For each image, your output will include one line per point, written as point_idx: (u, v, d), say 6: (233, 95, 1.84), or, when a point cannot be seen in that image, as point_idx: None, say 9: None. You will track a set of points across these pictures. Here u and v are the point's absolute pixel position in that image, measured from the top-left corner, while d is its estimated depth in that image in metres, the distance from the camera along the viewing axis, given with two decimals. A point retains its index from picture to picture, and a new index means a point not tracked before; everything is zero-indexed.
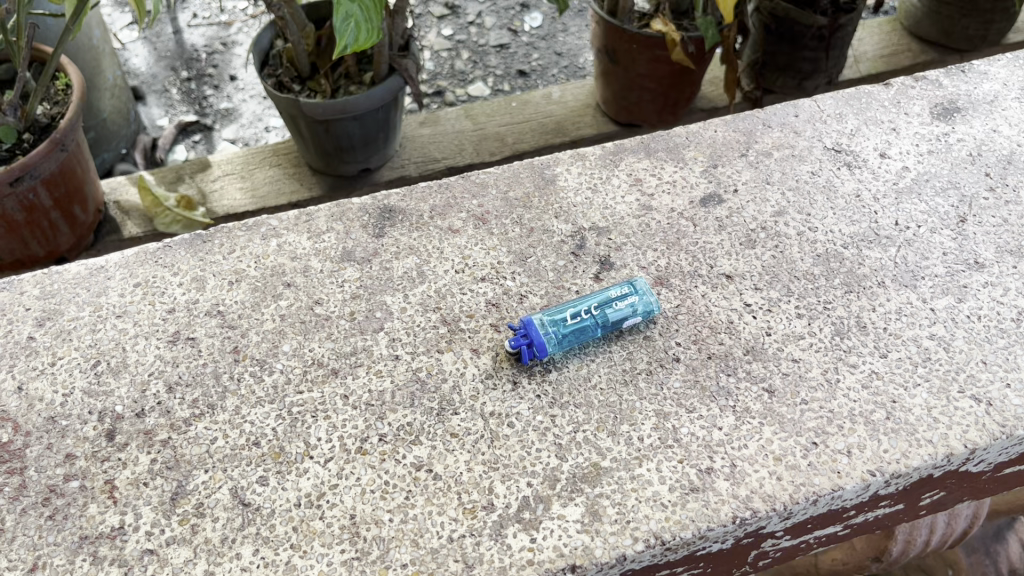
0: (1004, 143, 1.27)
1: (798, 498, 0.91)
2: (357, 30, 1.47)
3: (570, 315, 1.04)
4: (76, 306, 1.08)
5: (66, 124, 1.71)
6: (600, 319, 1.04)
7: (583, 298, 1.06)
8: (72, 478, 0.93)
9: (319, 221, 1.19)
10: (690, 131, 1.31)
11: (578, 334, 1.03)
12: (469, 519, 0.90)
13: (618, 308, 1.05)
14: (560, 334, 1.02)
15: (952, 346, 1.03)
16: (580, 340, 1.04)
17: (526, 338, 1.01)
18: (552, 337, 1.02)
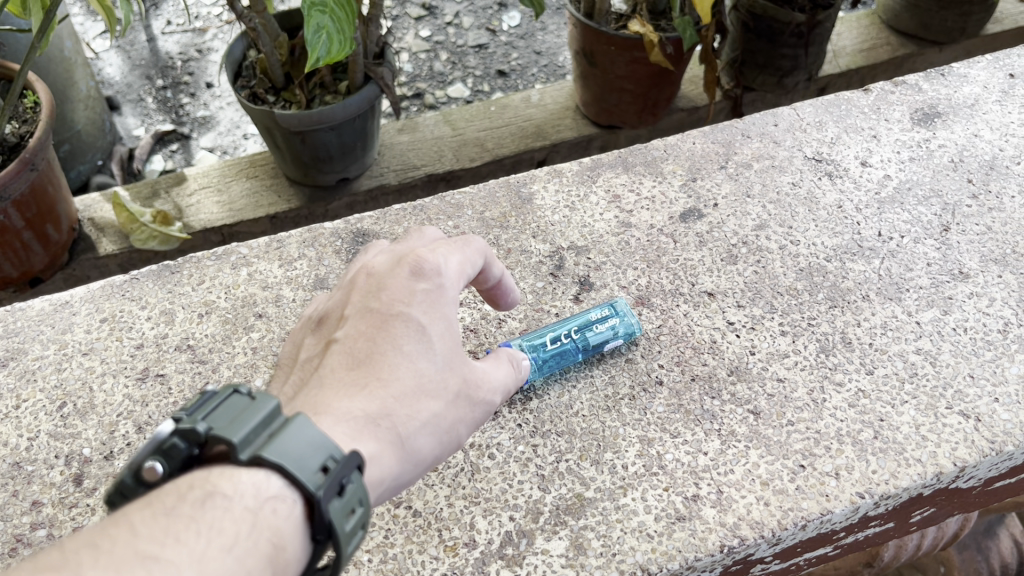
0: (985, 148, 1.26)
1: (786, 524, 0.89)
2: (329, 42, 1.43)
3: (550, 339, 1.01)
4: (40, 344, 1.05)
5: (36, 143, 1.66)
6: (581, 343, 1.01)
7: (562, 321, 1.04)
8: (39, 527, 0.89)
9: (290, 248, 1.16)
10: (667, 144, 1.29)
11: (557, 360, 1.01)
12: (450, 557, 0.88)
13: (600, 333, 1.02)
14: (540, 360, 1.00)
15: (939, 360, 1.02)
16: (561, 365, 1.01)
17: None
18: (531, 364, 0.99)
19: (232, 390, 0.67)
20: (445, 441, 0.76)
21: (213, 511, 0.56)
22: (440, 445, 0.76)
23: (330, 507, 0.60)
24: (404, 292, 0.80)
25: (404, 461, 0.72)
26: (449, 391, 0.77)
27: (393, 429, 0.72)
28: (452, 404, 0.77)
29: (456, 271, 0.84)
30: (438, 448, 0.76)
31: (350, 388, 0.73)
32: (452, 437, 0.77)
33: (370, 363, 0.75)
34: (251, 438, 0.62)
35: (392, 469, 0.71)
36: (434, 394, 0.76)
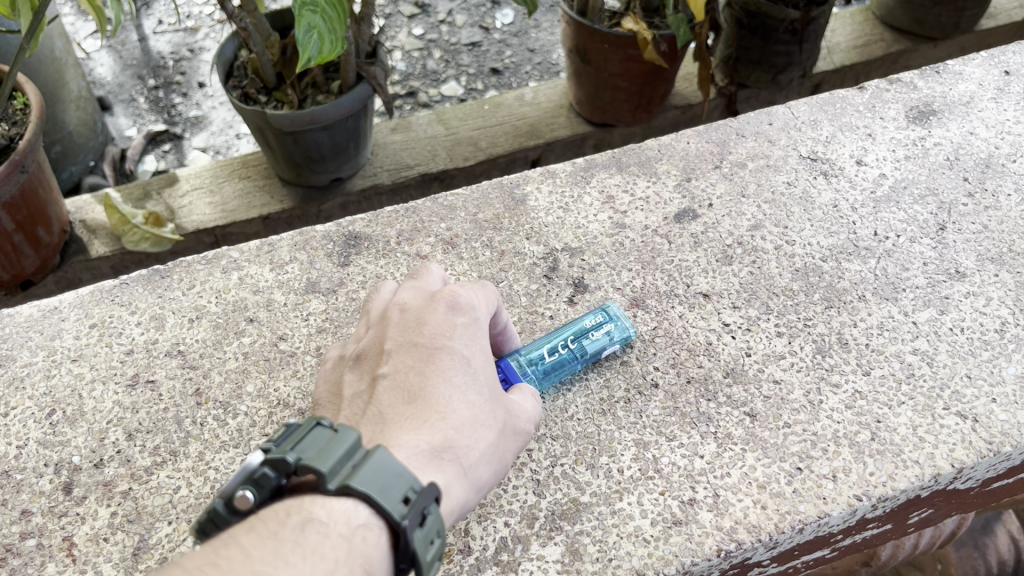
0: (981, 146, 1.25)
1: (783, 527, 0.88)
2: (320, 41, 1.42)
3: (547, 350, 0.99)
4: (29, 351, 1.04)
5: (25, 145, 1.64)
6: (578, 351, 1.00)
7: (556, 330, 1.02)
8: (28, 536, 0.88)
9: (282, 252, 1.15)
10: (661, 144, 1.28)
11: (556, 371, 0.99)
12: (445, 564, 0.87)
13: (596, 340, 1.00)
14: (540, 372, 0.98)
15: (936, 361, 1.01)
16: (559, 376, 0.99)
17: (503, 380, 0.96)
18: (532, 378, 0.97)
19: (314, 422, 0.73)
20: (499, 466, 0.83)
21: (311, 535, 0.63)
22: (494, 469, 0.83)
23: (413, 537, 0.66)
24: (446, 328, 0.87)
25: (468, 487, 0.79)
26: (498, 420, 0.84)
27: (456, 455, 0.79)
28: (502, 431, 0.84)
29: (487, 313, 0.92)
30: (493, 474, 0.82)
31: (413, 423, 0.79)
32: (503, 461, 0.84)
33: (425, 397, 0.82)
34: (337, 469, 0.68)
35: (456, 498, 0.78)
36: (488, 423, 0.83)
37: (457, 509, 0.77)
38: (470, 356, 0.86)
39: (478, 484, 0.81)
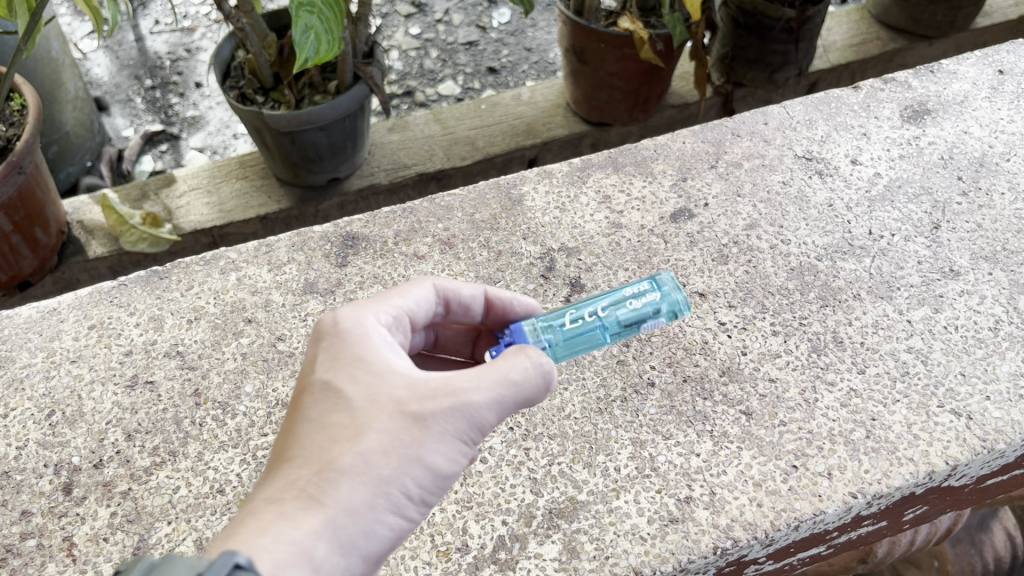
0: (975, 145, 1.26)
1: (779, 525, 0.89)
2: (317, 42, 1.42)
3: (570, 316, 0.87)
4: (28, 352, 1.05)
5: (22, 146, 1.64)
6: (611, 321, 0.86)
7: (594, 298, 0.89)
8: (29, 537, 0.89)
9: (279, 252, 1.15)
10: (658, 144, 1.29)
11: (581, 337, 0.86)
12: (443, 562, 0.88)
13: (635, 314, 0.86)
14: (557, 340, 0.85)
15: (930, 359, 1.02)
16: (587, 346, 0.86)
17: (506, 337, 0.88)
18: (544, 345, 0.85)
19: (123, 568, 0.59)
20: (387, 479, 0.66)
21: None
22: (378, 484, 0.66)
23: None
24: (310, 366, 0.76)
25: (331, 519, 0.63)
26: (377, 425, 0.68)
27: (305, 496, 0.64)
28: (384, 438, 0.68)
29: (389, 306, 0.82)
30: (378, 492, 0.66)
31: (265, 480, 0.68)
32: (395, 470, 0.67)
33: (283, 447, 0.70)
34: None
35: (322, 531, 0.63)
36: (358, 438, 0.67)
37: (319, 552, 0.62)
38: (335, 377, 0.73)
39: (361, 509, 0.65)
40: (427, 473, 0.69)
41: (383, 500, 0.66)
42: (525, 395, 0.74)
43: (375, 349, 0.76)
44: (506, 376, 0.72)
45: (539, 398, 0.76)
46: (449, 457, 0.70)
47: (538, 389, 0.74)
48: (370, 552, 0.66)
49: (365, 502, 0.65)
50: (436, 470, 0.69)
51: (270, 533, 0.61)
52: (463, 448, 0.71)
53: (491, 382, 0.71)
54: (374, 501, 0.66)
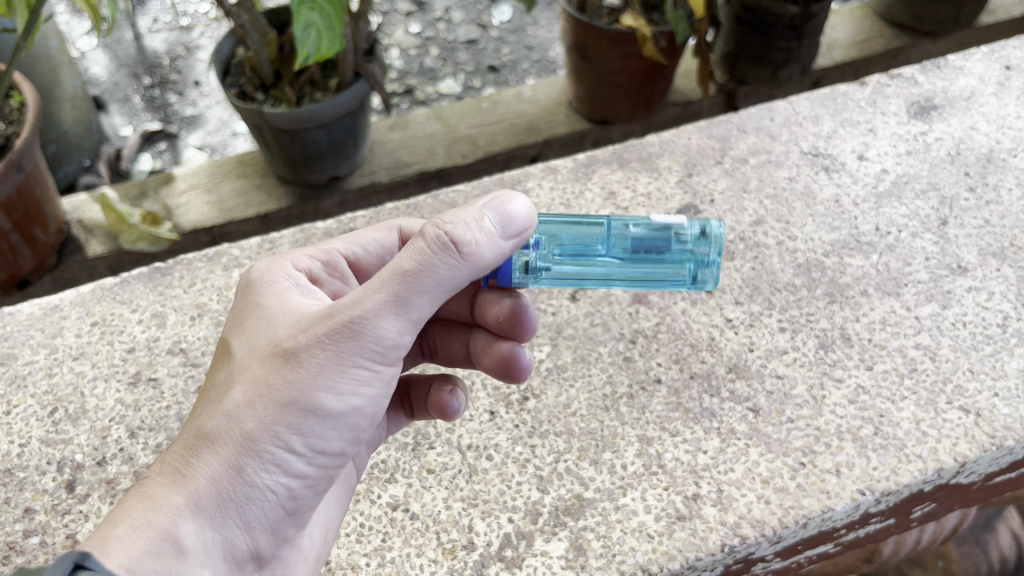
0: (982, 141, 1.25)
1: (787, 522, 0.88)
2: (319, 39, 1.42)
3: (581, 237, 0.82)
4: (30, 349, 1.04)
5: (22, 144, 1.63)
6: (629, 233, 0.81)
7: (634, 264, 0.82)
8: (32, 534, 0.88)
9: (283, 249, 1.15)
10: (663, 140, 1.28)
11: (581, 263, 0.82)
12: (449, 560, 0.87)
13: (650, 240, 0.79)
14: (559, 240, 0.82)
15: (938, 355, 1.01)
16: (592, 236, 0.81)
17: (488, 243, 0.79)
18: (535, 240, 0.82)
19: None
20: (255, 433, 0.68)
21: None
22: (246, 439, 0.68)
23: None
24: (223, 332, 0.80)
25: (193, 488, 0.67)
26: (249, 380, 0.70)
27: (174, 471, 0.69)
28: (254, 393, 0.70)
29: (343, 244, 0.89)
30: (248, 447, 0.68)
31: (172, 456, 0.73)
32: (264, 423, 0.69)
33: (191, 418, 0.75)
34: None
35: (185, 504, 0.67)
36: (233, 396, 0.70)
37: (184, 522, 0.66)
38: (233, 341, 0.76)
39: (233, 466, 0.68)
40: (310, 414, 0.70)
41: (255, 454, 0.69)
42: (422, 288, 0.68)
43: (276, 303, 0.78)
44: (393, 273, 0.68)
45: (459, 275, 0.69)
46: (338, 391, 0.70)
47: (442, 271, 0.68)
48: (257, 506, 0.70)
49: (235, 461, 0.68)
50: (321, 408, 0.70)
51: (139, 511, 0.67)
52: (358, 375, 0.70)
53: (375, 288, 0.68)
54: (245, 457, 0.68)
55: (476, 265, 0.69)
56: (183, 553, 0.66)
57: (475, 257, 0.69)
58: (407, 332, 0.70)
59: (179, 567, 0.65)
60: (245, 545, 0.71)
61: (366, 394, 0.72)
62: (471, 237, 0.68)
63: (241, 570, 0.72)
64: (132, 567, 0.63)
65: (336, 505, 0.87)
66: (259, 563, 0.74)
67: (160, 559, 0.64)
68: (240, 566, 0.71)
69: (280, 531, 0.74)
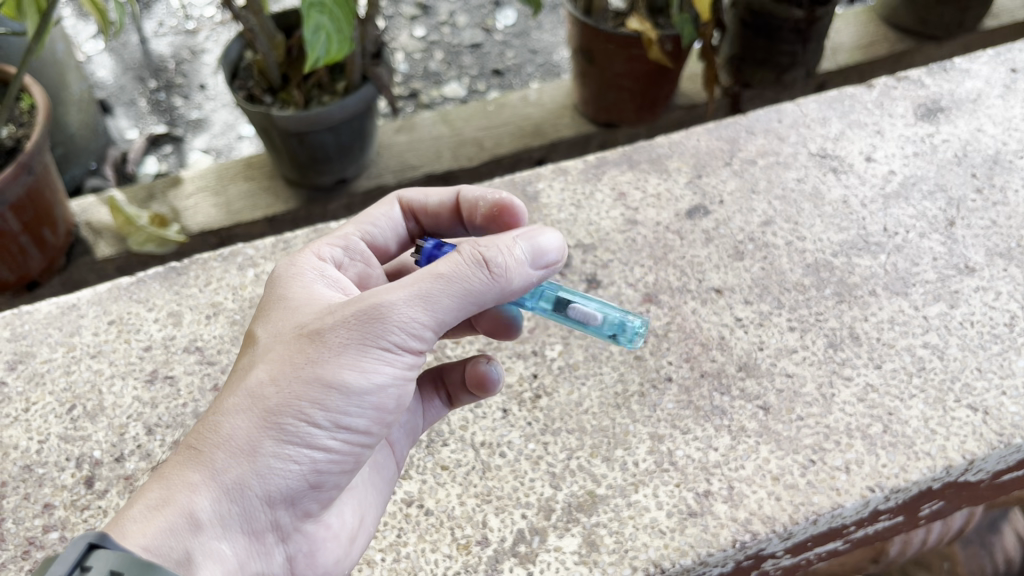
0: (989, 142, 1.26)
1: (797, 518, 0.89)
2: (328, 41, 1.42)
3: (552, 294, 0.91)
4: (48, 347, 1.05)
5: (32, 147, 1.64)
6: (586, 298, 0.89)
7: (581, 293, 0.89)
8: (51, 529, 0.89)
9: (296, 249, 1.16)
10: (672, 141, 1.29)
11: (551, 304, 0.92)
12: (464, 555, 0.88)
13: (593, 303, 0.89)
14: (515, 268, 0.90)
15: (947, 354, 1.02)
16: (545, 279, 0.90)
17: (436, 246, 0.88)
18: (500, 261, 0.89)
19: None
20: (274, 410, 0.69)
21: None
22: (266, 416, 0.69)
23: None
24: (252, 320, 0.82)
25: (211, 464, 0.68)
26: (272, 361, 0.72)
27: (193, 448, 0.70)
28: (275, 372, 0.71)
29: (355, 228, 0.94)
30: (267, 424, 0.69)
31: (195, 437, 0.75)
32: (284, 399, 0.70)
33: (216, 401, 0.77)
34: None
35: (199, 481, 0.68)
36: (254, 376, 0.72)
37: (200, 497, 0.67)
38: (256, 328, 0.77)
39: (250, 444, 0.69)
40: (331, 393, 0.70)
41: (274, 432, 0.69)
42: (453, 287, 0.71)
43: (301, 293, 0.80)
44: (431, 275, 0.71)
45: (489, 292, 0.73)
46: (360, 372, 0.71)
47: (474, 282, 0.72)
48: (275, 482, 0.70)
49: (253, 439, 0.69)
50: (343, 387, 0.70)
51: (156, 491, 0.68)
52: (381, 356, 0.71)
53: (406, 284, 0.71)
54: (263, 434, 0.70)
55: (504, 288, 0.74)
56: (199, 527, 0.67)
57: (504, 279, 0.73)
58: (433, 327, 0.72)
59: (195, 541, 0.66)
60: (263, 521, 0.72)
61: (390, 374, 0.72)
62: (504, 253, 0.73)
63: (260, 544, 0.72)
64: (149, 544, 0.65)
65: (375, 491, 0.87)
66: (279, 536, 0.74)
67: (177, 534, 0.66)
68: (258, 541, 0.72)
69: (301, 506, 0.75)
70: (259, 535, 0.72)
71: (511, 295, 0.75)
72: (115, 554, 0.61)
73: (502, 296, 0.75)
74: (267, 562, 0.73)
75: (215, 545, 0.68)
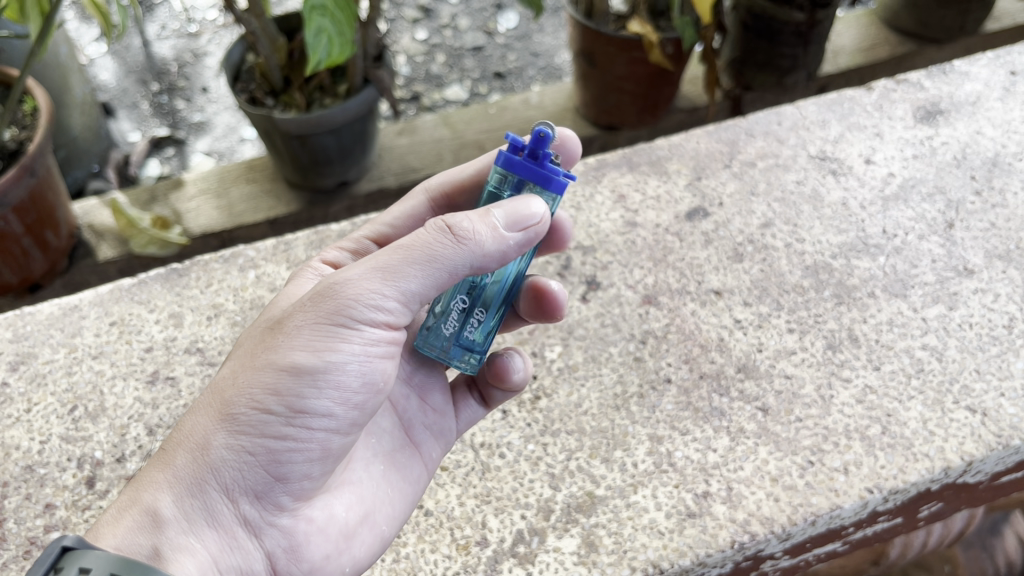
0: (988, 145, 1.26)
1: (796, 519, 0.89)
2: (329, 44, 1.43)
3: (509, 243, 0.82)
4: (50, 348, 1.06)
5: (34, 149, 1.65)
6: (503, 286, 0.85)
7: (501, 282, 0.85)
8: (53, 529, 0.90)
9: (297, 250, 1.17)
10: (672, 144, 1.30)
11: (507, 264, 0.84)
12: (463, 556, 0.88)
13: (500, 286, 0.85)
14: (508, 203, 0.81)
15: (946, 356, 1.02)
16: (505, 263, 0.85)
17: (526, 149, 0.76)
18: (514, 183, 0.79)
19: None
20: (231, 401, 0.71)
21: None
22: (223, 409, 0.71)
23: None
24: None
25: (171, 462, 0.71)
26: (236, 362, 0.74)
27: (162, 453, 0.73)
28: (239, 367, 0.73)
29: (370, 230, 0.97)
30: (226, 415, 0.71)
31: None
32: (242, 391, 0.71)
33: None
34: None
35: (162, 480, 0.70)
36: (221, 375, 0.74)
37: (162, 495, 0.69)
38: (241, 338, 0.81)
39: (210, 436, 0.71)
40: (287, 375, 0.70)
41: (230, 422, 0.70)
42: (411, 254, 0.70)
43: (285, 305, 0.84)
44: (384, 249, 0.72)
45: (459, 259, 0.71)
46: (315, 351, 0.70)
47: (436, 246, 0.70)
48: (235, 470, 0.71)
49: (212, 431, 0.71)
50: (297, 369, 0.70)
51: (127, 493, 0.71)
52: (338, 334, 0.70)
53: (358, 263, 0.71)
54: (220, 427, 0.71)
55: (476, 252, 0.71)
56: (162, 522, 0.68)
57: (474, 244, 0.71)
58: (396, 297, 0.71)
59: (161, 537, 0.68)
60: (232, 515, 0.72)
61: (351, 351, 0.71)
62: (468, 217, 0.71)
63: (233, 539, 0.72)
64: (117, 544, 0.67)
65: (389, 487, 0.86)
66: (255, 531, 0.74)
67: (142, 532, 0.68)
68: (230, 536, 0.72)
69: (275, 500, 0.74)
70: (232, 529, 0.72)
71: (489, 260, 0.72)
72: (89, 555, 0.62)
73: (478, 265, 0.72)
74: (246, 558, 0.73)
75: (183, 540, 0.69)
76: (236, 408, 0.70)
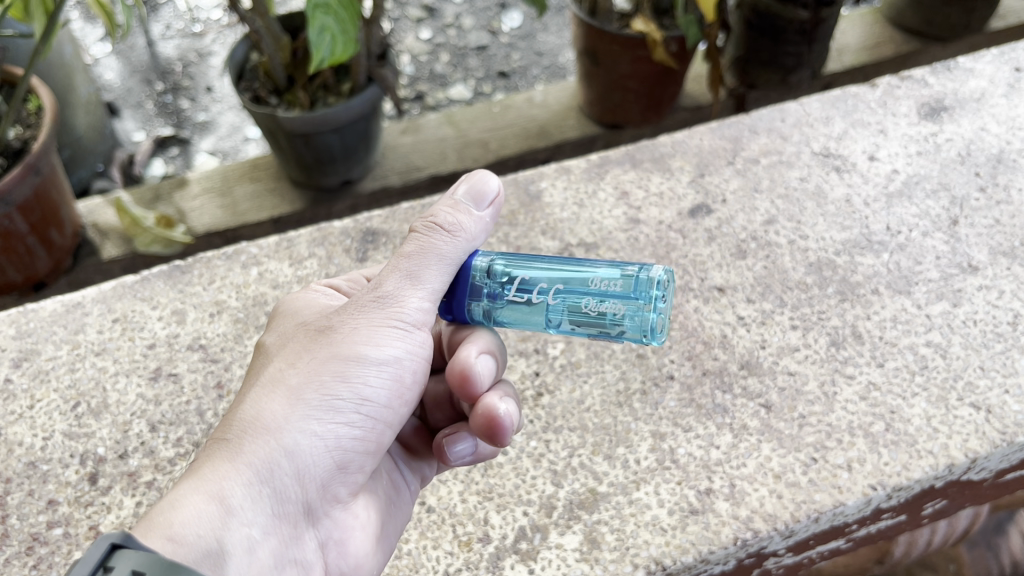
0: (993, 141, 1.26)
1: (799, 517, 0.89)
2: (332, 42, 1.42)
3: (518, 281, 0.78)
4: (53, 344, 1.06)
5: (39, 147, 1.65)
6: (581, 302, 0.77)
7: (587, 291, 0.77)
8: (55, 526, 0.90)
9: (300, 247, 1.16)
10: (676, 141, 1.30)
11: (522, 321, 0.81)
12: (465, 552, 0.88)
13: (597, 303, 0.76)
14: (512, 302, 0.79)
15: (950, 353, 1.02)
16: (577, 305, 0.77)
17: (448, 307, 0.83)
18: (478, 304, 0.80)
19: None
20: (299, 389, 0.74)
21: None
22: (289, 399, 0.73)
23: None
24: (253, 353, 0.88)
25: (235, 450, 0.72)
26: (289, 354, 0.77)
27: (216, 442, 0.74)
28: (294, 359, 0.76)
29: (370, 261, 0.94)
30: (291, 404, 0.73)
31: None
32: (309, 381, 0.74)
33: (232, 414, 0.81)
34: None
35: (227, 467, 0.71)
36: (274, 367, 0.76)
37: (229, 482, 0.70)
38: (264, 336, 0.82)
39: (277, 424, 0.73)
40: (353, 366, 0.74)
41: (298, 411, 0.73)
42: (431, 256, 0.76)
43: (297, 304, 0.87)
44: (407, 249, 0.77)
45: (459, 250, 0.77)
46: (378, 345, 0.75)
47: (444, 244, 0.76)
48: (303, 461, 0.73)
49: (279, 419, 0.73)
50: (360, 360, 0.74)
51: (186, 482, 0.71)
52: (397, 331, 0.75)
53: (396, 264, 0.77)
54: (287, 415, 0.73)
55: (469, 241, 0.78)
56: (231, 513, 0.69)
57: (464, 233, 0.77)
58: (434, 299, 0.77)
59: (229, 526, 0.69)
60: (294, 502, 0.74)
61: (404, 347, 0.76)
62: (447, 211, 0.77)
63: (290, 528, 0.74)
64: (184, 532, 0.66)
65: (404, 494, 0.89)
66: (310, 522, 0.76)
67: (211, 519, 0.68)
68: (289, 525, 0.74)
69: (332, 490, 0.77)
70: (292, 519, 0.74)
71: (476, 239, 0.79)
72: (137, 557, 0.60)
73: (472, 250, 0.79)
74: (301, 549, 0.75)
75: (247, 530, 0.70)
76: (302, 398, 0.73)
